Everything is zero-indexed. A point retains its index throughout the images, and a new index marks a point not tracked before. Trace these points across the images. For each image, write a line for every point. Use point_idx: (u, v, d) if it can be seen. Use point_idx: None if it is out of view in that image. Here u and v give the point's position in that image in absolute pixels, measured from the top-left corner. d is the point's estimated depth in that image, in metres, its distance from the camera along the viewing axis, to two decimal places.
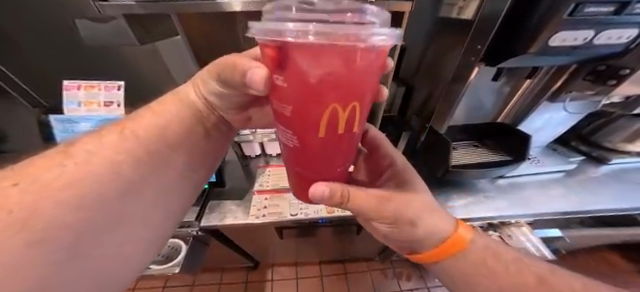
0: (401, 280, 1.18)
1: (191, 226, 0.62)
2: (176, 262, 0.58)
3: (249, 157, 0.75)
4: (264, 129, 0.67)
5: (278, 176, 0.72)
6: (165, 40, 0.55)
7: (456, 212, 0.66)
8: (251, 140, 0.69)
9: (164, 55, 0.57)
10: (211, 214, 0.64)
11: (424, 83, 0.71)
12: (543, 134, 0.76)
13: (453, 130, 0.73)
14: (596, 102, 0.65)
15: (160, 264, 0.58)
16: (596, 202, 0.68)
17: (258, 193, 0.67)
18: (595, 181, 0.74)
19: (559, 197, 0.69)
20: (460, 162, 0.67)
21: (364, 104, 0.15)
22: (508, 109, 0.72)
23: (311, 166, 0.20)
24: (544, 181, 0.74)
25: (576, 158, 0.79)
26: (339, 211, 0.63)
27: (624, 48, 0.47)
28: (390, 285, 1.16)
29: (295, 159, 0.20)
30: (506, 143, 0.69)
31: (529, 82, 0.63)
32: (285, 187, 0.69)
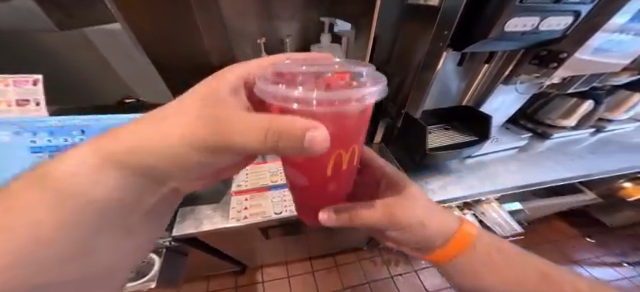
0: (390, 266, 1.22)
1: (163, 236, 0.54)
2: (153, 274, 0.51)
3: None
4: None
5: (256, 174, 0.67)
6: (94, 27, 0.50)
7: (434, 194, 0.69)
8: None
9: (99, 44, 0.53)
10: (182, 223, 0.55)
11: (397, 70, 0.73)
12: (498, 116, 0.85)
13: (425, 115, 0.77)
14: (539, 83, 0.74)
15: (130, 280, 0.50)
16: (544, 174, 0.78)
17: (236, 194, 0.61)
18: (540, 154, 0.85)
19: (515, 171, 0.79)
20: (434, 145, 0.71)
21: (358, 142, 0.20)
22: (471, 93, 0.77)
23: (313, 198, 0.25)
24: (503, 157, 0.83)
25: (527, 134, 0.89)
26: None
27: (561, 35, 0.53)
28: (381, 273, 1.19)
29: (300, 195, 0.25)
30: (471, 125, 0.75)
31: (487, 67, 0.69)
32: (266, 185, 0.65)
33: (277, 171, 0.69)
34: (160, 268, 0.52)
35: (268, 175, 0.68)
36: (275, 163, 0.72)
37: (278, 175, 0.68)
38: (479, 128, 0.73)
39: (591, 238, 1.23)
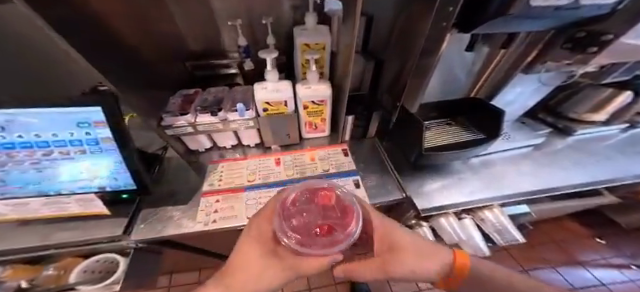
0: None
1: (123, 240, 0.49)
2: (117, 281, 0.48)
3: (197, 151, 0.66)
4: (206, 119, 0.55)
5: (232, 173, 0.62)
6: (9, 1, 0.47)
7: (429, 198, 0.62)
8: (194, 133, 0.58)
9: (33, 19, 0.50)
10: (147, 225, 0.51)
11: (395, 56, 0.62)
12: (512, 110, 0.73)
13: (426, 108, 0.68)
14: (571, 72, 0.60)
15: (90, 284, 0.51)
16: (561, 177, 0.68)
17: (207, 195, 0.57)
18: (557, 152, 0.75)
19: (526, 172, 0.70)
20: (433, 144, 0.62)
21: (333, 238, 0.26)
22: (480, 85, 0.68)
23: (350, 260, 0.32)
24: (513, 157, 0.74)
25: (543, 131, 0.79)
26: None
27: (611, 10, 0.37)
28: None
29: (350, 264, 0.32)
30: (477, 121, 0.65)
31: (504, 52, 0.57)
32: (242, 184, 0.60)
33: (256, 169, 0.64)
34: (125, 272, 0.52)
35: (246, 173, 0.63)
36: (255, 159, 0.68)
37: (257, 173, 0.63)
38: (488, 125, 0.62)
39: (601, 239, 1.26)
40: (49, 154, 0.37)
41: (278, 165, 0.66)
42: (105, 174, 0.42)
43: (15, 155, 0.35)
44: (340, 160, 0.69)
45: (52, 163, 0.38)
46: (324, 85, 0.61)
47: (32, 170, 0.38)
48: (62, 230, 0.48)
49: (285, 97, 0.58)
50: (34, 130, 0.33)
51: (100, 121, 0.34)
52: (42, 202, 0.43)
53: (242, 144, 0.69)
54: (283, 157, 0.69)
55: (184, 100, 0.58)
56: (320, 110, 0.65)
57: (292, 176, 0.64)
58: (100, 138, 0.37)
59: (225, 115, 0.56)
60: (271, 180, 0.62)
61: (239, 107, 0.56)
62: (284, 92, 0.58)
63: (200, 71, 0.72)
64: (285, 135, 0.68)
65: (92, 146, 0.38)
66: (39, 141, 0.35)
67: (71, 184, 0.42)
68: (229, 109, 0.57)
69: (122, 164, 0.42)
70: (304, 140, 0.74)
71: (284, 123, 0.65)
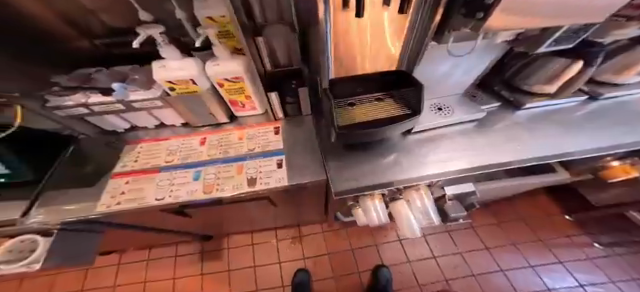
0: (352, 240, 1.25)
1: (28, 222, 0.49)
2: None
3: (119, 131, 0.64)
4: (98, 99, 0.51)
5: (150, 153, 0.61)
6: None
7: (352, 179, 0.60)
8: (96, 114, 0.55)
9: None
10: (52, 208, 0.51)
11: None
12: (454, 79, 0.64)
13: (349, 82, 0.58)
14: (492, 43, 0.50)
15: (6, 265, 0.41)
16: (493, 157, 0.65)
17: (118, 176, 0.56)
18: (508, 129, 0.70)
19: (457, 149, 0.66)
20: (354, 119, 0.55)
21: None
22: (401, 57, 0.58)
23: None
24: (455, 133, 0.69)
25: (491, 105, 0.72)
26: (219, 191, 0.55)
27: None
28: (344, 247, 1.23)
29: None
30: (409, 94, 0.58)
31: (413, 17, 0.42)
32: (158, 166, 0.58)
33: (177, 150, 0.62)
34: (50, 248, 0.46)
35: (166, 154, 0.61)
36: (179, 139, 0.65)
37: (177, 153, 0.61)
38: (415, 100, 0.54)
39: (570, 216, 1.28)
40: None
41: (202, 145, 0.64)
42: None
43: None
44: (267, 139, 0.66)
45: None
46: (235, 61, 0.54)
47: None
48: None
49: (189, 75, 0.52)
50: None
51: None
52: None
53: (167, 124, 0.66)
54: (209, 137, 0.66)
55: (77, 78, 0.54)
56: (240, 87, 0.59)
57: (214, 157, 0.61)
58: None
59: (121, 95, 0.52)
60: (190, 160, 0.60)
61: (115, 87, 0.52)
62: (188, 70, 0.52)
63: (117, 49, 0.69)
64: (208, 114, 0.65)
65: None
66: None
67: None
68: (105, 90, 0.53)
69: None
70: (237, 118, 0.70)
71: (199, 103, 0.60)
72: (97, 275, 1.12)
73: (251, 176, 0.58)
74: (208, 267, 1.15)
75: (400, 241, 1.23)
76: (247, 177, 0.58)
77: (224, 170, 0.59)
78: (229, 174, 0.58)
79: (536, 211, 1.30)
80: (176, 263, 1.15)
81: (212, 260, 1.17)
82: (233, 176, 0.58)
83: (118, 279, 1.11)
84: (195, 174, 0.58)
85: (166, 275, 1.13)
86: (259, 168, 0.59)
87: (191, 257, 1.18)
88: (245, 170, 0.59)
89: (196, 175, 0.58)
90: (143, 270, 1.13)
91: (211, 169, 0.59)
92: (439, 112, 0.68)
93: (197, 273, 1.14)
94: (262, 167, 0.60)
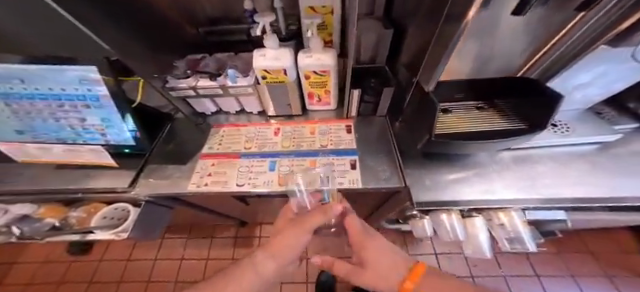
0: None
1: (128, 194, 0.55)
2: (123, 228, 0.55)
3: (205, 114, 0.69)
4: (206, 83, 0.56)
5: (232, 139, 0.64)
6: None
7: (431, 191, 0.55)
8: (198, 96, 0.60)
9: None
10: (150, 181, 0.56)
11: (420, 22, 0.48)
12: (585, 93, 0.55)
13: (450, 87, 0.53)
14: None
15: (106, 231, 0.56)
16: (625, 190, 0.53)
17: (205, 158, 0.60)
18: (634, 158, 0.58)
19: (573, 175, 0.57)
20: (451, 129, 0.50)
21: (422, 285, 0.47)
22: (550, 47, 0.47)
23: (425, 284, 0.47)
24: (557, 154, 0.61)
25: (623, 126, 0.62)
26: (293, 184, 0.55)
27: None
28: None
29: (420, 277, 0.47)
30: (522, 106, 0.49)
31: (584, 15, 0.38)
32: (238, 152, 0.61)
33: (254, 138, 0.64)
34: (132, 221, 0.56)
35: (244, 140, 0.64)
36: (255, 126, 0.67)
37: (254, 142, 0.63)
38: (536, 109, 0.46)
39: None
40: (62, 107, 0.41)
41: (276, 136, 0.65)
42: (108, 130, 0.46)
43: (37, 104, 0.41)
44: (340, 137, 0.63)
45: (65, 115, 0.43)
46: (328, 54, 0.53)
47: (51, 119, 0.43)
48: (88, 177, 0.57)
49: (283, 66, 0.53)
50: (52, 83, 0.37)
51: (97, 78, 0.37)
52: (64, 147, 0.49)
53: (245, 111, 0.69)
54: (282, 127, 0.67)
55: (189, 64, 0.61)
56: (324, 80, 0.58)
57: (287, 150, 0.61)
58: (100, 95, 0.40)
59: (224, 80, 0.56)
60: (266, 150, 0.61)
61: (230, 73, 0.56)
62: (284, 60, 0.53)
63: (213, 37, 0.77)
64: (287, 105, 0.65)
65: (94, 103, 0.41)
66: (53, 94, 0.39)
67: (83, 137, 0.47)
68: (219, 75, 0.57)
69: (122, 122, 0.45)
70: (308, 112, 0.69)
71: (283, 93, 0.61)
72: (143, 246, 1.23)
73: (325, 174, 0.56)
74: (239, 254, 1.20)
75: (436, 255, 1.13)
76: (320, 175, 0.56)
77: (298, 164, 0.59)
78: (303, 169, 0.57)
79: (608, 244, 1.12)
80: (212, 246, 1.22)
81: (244, 247, 1.21)
82: (307, 172, 0.57)
83: (158, 253, 1.21)
84: (271, 164, 0.59)
85: (202, 255, 1.20)
86: (333, 166, 0.57)
87: (225, 241, 1.24)
88: (318, 166, 0.58)
89: (271, 165, 0.58)
90: (183, 248, 1.22)
91: (285, 162, 0.59)
92: (554, 129, 0.60)
93: (229, 258, 1.18)
94: (336, 166, 0.58)
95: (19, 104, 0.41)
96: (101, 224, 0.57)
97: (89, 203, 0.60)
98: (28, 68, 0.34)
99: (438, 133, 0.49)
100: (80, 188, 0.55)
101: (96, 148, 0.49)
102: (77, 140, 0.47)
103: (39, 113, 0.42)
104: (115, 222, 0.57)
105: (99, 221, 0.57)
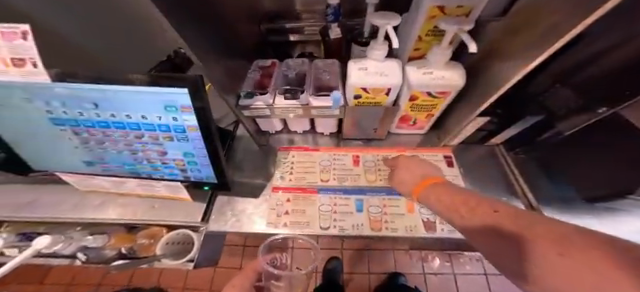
0: None
1: (197, 230, 0.48)
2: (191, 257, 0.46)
3: (268, 133, 0.59)
4: (288, 103, 0.46)
5: (304, 166, 0.54)
6: None
7: None
8: (270, 117, 0.50)
9: None
10: (219, 217, 0.48)
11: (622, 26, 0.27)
12: None
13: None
14: None
15: (173, 259, 0.47)
16: None
17: (278, 191, 0.51)
18: None
19: None
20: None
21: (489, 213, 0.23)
22: None
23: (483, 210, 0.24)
24: None
25: None
26: (388, 230, 0.46)
27: None
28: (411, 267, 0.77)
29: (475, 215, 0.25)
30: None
31: None
32: (315, 185, 0.52)
33: (329, 166, 0.54)
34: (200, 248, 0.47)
35: (319, 169, 0.54)
36: (328, 152, 0.57)
37: (330, 171, 0.53)
38: None
39: None
40: (141, 138, 0.31)
41: (356, 166, 0.54)
42: (190, 165, 0.36)
43: (111, 134, 0.32)
44: None
45: (143, 147, 0.33)
46: (454, 71, 0.41)
47: (127, 151, 0.35)
48: (147, 208, 0.48)
49: (390, 84, 0.42)
50: (132, 110, 0.27)
51: (188, 106, 0.26)
52: (137, 182, 0.41)
53: (314, 131, 0.59)
54: (361, 154, 0.56)
55: (263, 74, 0.50)
56: (433, 104, 0.46)
57: (372, 184, 0.52)
58: (187, 126, 0.29)
59: (308, 99, 0.46)
60: (348, 184, 0.52)
61: (334, 95, 0.44)
62: (392, 77, 0.42)
63: (274, 37, 0.68)
64: (371, 129, 0.54)
65: (179, 134, 0.30)
66: (131, 123, 0.29)
67: (161, 171, 0.38)
68: (311, 92, 0.47)
69: (208, 158, 0.34)
70: (391, 135, 0.57)
71: (374, 115, 0.49)
72: None
73: (427, 219, 0.47)
74: None
75: None
76: (422, 219, 0.47)
77: (390, 204, 0.49)
78: (397, 212, 0.48)
79: None
80: None
81: None
82: (403, 215, 0.48)
83: None
84: (357, 203, 0.49)
85: None
86: None
87: None
88: (417, 209, 0.48)
89: (358, 205, 0.49)
90: None
91: (374, 200, 0.50)
92: None
93: None
94: None
95: (89, 132, 0.32)
96: (167, 251, 0.48)
97: (147, 227, 0.49)
98: (106, 90, 0.25)
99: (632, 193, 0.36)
100: (147, 219, 0.47)
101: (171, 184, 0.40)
102: (153, 174, 0.39)
103: (115, 144, 0.34)
104: (182, 248, 0.48)
105: (163, 248, 0.48)
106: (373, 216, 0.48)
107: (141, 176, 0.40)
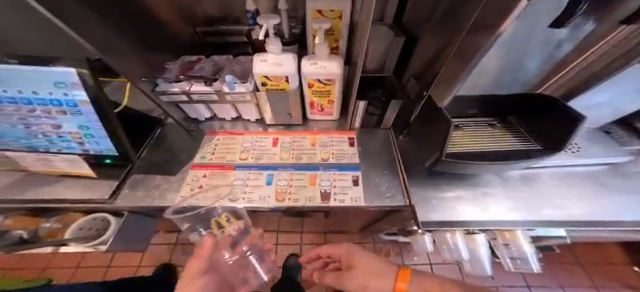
0: None
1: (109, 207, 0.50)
2: (102, 240, 0.49)
3: (198, 120, 0.64)
4: (199, 86, 0.52)
5: (226, 148, 0.60)
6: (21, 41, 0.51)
7: (431, 210, 0.51)
8: (189, 102, 0.55)
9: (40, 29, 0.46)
10: (134, 192, 0.51)
11: (436, 33, 0.47)
12: (594, 115, 0.54)
13: (465, 104, 0.50)
14: None
15: (82, 242, 0.50)
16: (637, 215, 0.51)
17: (197, 169, 0.56)
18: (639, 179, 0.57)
19: (584, 198, 0.54)
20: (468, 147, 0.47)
21: (354, 259, 0.58)
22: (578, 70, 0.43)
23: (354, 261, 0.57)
24: (566, 176, 0.58)
25: (633, 147, 0.60)
26: (291, 200, 0.51)
27: None
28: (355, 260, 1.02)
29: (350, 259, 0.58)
30: (539, 125, 0.46)
31: (629, 28, 0.34)
32: (233, 163, 0.57)
33: (250, 148, 0.60)
34: (112, 232, 0.50)
35: (240, 150, 0.59)
36: (252, 136, 0.63)
37: (250, 152, 0.59)
38: (549, 129, 0.43)
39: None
40: (33, 112, 0.37)
41: (274, 147, 0.61)
42: (87, 138, 0.43)
43: (4, 108, 0.36)
44: (341, 150, 0.59)
45: (37, 122, 0.39)
46: (333, 61, 0.50)
47: (21, 125, 0.40)
48: (64, 186, 0.52)
49: (285, 72, 0.50)
50: (20, 84, 0.32)
51: (76, 83, 0.32)
52: (34, 157, 0.46)
53: (242, 118, 0.65)
54: (281, 138, 0.63)
55: (183, 66, 0.59)
56: (328, 90, 0.54)
57: (285, 162, 0.58)
58: (78, 101, 0.36)
59: (219, 85, 0.52)
60: (263, 161, 0.57)
61: (229, 78, 0.51)
62: (286, 66, 0.50)
63: (210, 37, 0.76)
64: (287, 114, 0.61)
65: (72, 108, 0.37)
66: (22, 98, 0.35)
67: (57, 144, 0.43)
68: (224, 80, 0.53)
69: (103, 131, 0.42)
70: (308, 121, 0.65)
71: (282, 101, 0.56)
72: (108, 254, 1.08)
73: (325, 190, 0.53)
74: None
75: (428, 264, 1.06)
76: (321, 190, 0.53)
77: (297, 178, 0.55)
78: (301, 184, 0.54)
79: (599, 255, 1.10)
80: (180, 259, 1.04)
81: None
82: (306, 187, 0.53)
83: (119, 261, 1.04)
84: (268, 177, 0.55)
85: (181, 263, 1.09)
86: (335, 181, 0.54)
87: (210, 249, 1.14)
88: (319, 181, 0.54)
89: (268, 179, 0.54)
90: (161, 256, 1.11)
91: (284, 175, 0.55)
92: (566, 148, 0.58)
93: None
94: (338, 181, 0.54)
95: None
96: (78, 235, 0.51)
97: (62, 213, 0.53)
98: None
99: (462, 152, 0.46)
100: (55, 200, 0.49)
101: (76, 157, 0.46)
102: (50, 148, 0.44)
103: (6, 118, 0.38)
104: (93, 233, 0.51)
105: (74, 232, 0.51)
106: (280, 188, 0.53)
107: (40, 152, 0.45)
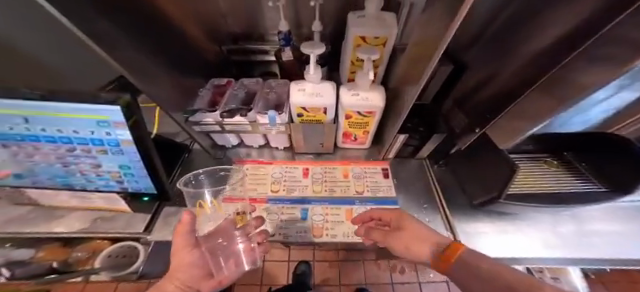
0: None
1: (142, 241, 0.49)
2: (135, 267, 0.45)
3: (225, 147, 0.62)
4: (234, 118, 0.50)
5: (256, 178, 0.58)
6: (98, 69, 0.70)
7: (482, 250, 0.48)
8: (221, 131, 0.54)
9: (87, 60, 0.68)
10: (165, 226, 0.50)
11: (487, 63, 0.43)
12: None
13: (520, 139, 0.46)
14: None
15: (114, 272, 0.45)
16: None
17: (228, 201, 0.54)
18: None
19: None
20: (523, 187, 0.45)
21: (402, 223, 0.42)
22: None
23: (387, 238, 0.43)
24: (616, 213, 0.55)
25: None
26: (328, 236, 0.50)
27: None
28: None
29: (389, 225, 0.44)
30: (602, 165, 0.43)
31: None
32: (264, 195, 0.55)
33: (280, 178, 0.58)
34: (143, 259, 0.46)
35: (270, 181, 0.57)
36: (281, 164, 0.61)
37: (281, 183, 0.57)
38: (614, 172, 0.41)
39: None
40: (73, 151, 0.35)
41: (305, 177, 0.58)
42: (126, 177, 0.41)
43: (43, 148, 0.35)
44: (375, 182, 0.57)
45: (76, 161, 0.37)
46: (376, 93, 0.48)
47: (59, 164, 0.38)
48: (95, 218, 0.51)
49: (324, 104, 0.48)
50: (65, 125, 0.31)
51: (121, 122, 0.30)
52: (69, 192, 0.45)
53: (269, 145, 0.63)
54: (311, 167, 0.60)
55: (214, 92, 0.57)
56: (365, 121, 0.52)
57: (318, 195, 0.56)
58: (120, 140, 0.33)
59: (254, 116, 0.50)
60: (295, 194, 0.56)
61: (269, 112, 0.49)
62: (326, 98, 0.48)
63: (236, 56, 0.74)
64: (318, 144, 0.59)
65: (113, 147, 0.35)
66: (63, 137, 0.33)
67: (95, 183, 0.42)
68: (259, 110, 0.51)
69: (144, 170, 0.39)
70: (338, 149, 0.63)
71: (317, 131, 0.55)
72: None
73: None
74: None
75: None
76: None
77: (332, 212, 0.53)
78: (337, 219, 0.52)
79: None
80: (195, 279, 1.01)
81: None
82: (343, 222, 0.52)
83: None
84: (302, 212, 0.53)
85: None
86: None
87: None
88: (355, 216, 0.52)
89: (303, 214, 0.53)
90: None
91: (318, 209, 0.54)
92: None
93: None
94: None
95: (21, 146, 0.35)
96: (108, 264, 0.46)
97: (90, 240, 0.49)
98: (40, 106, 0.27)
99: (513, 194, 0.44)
100: (86, 233, 0.48)
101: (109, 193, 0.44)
102: (88, 186, 0.43)
103: (45, 157, 0.37)
104: (125, 261, 0.46)
105: (103, 261, 0.46)
106: (317, 224, 0.52)
107: (73, 188, 0.44)
